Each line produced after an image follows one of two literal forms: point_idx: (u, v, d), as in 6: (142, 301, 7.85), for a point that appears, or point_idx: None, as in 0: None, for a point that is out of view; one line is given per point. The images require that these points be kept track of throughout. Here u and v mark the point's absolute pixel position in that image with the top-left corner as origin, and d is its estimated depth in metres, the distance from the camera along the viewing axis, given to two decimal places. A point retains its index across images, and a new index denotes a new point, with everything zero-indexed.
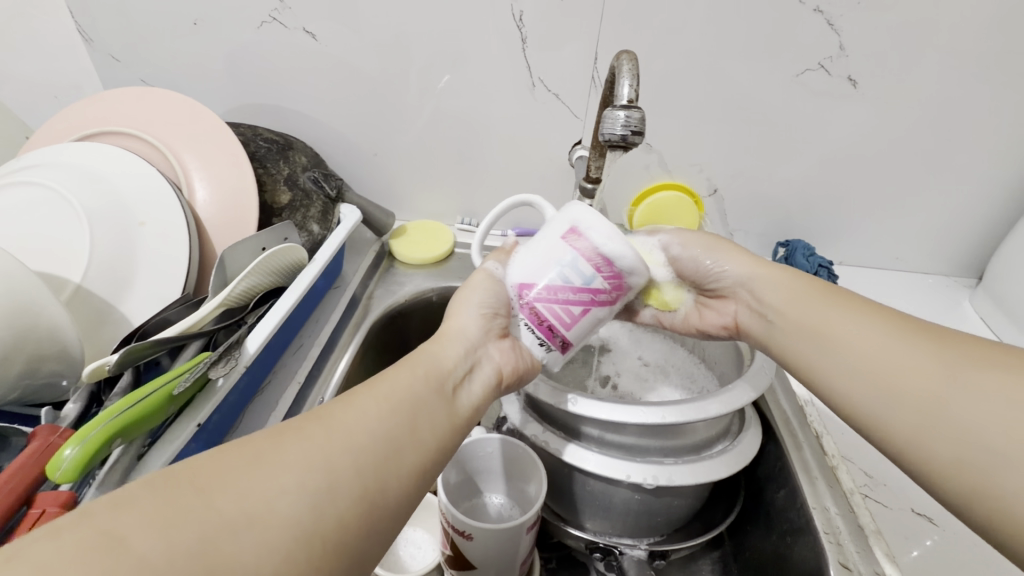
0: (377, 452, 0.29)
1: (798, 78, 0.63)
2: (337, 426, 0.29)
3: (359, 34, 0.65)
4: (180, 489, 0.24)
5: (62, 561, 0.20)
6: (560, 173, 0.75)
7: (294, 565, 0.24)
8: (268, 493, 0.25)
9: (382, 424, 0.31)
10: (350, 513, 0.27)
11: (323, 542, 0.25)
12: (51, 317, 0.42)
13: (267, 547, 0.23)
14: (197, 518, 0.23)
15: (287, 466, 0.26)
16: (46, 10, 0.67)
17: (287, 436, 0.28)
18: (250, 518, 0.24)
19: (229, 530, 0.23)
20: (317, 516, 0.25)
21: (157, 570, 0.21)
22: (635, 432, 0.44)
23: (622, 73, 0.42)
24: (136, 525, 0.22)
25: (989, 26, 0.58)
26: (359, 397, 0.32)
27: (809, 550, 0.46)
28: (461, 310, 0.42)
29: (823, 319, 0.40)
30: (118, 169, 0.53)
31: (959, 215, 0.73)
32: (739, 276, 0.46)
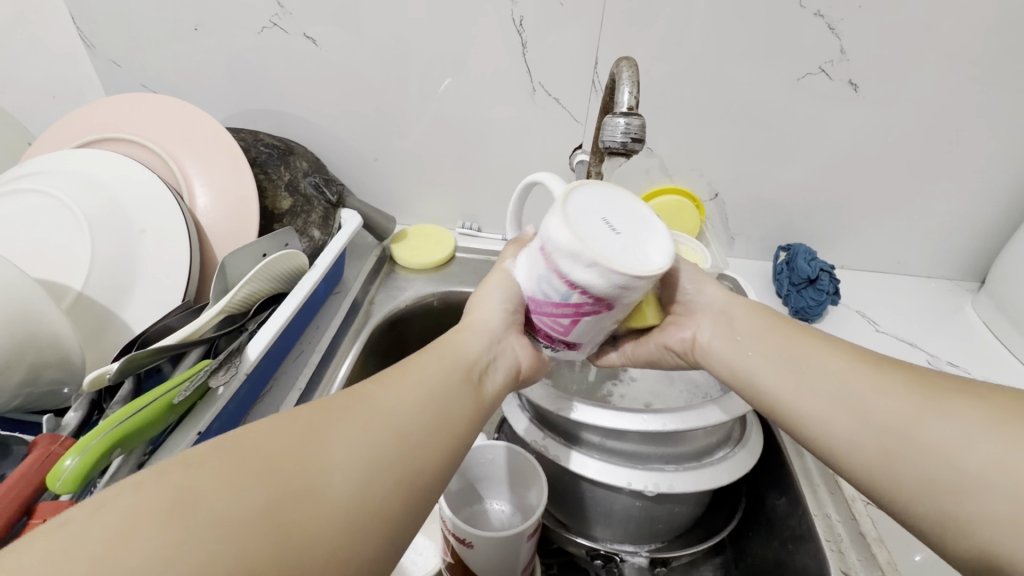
0: (416, 433, 0.30)
1: (799, 82, 0.63)
2: (380, 405, 0.30)
3: (360, 40, 0.65)
4: (243, 452, 0.25)
5: (140, 511, 0.22)
6: (561, 178, 0.75)
7: (342, 535, 0.25)
8: (318, 468, 0.26)
9: (424, 407, 0.32)
10: (391, 492, 0.28)
11: (366, 517, 0.26)
12: (51, 325, 0.42)
13: (320, 518, 0.25)
14: (261, 482, 0.24)
15: (338, 444, 0.27)
16: (49, 16, 0.67)
17: (335, 412, 0.29)
18: (305, 495, 0.25)
19: (286, 499, 0.24)
20: (364, 494, 0.26)
21: (224, 528, 0.22)
22: (636, 440, 0.44)
23: (622, 79, 0.42)
24: (204, 486, 0.23)
25: (993, 30, 0.58)
26: (400, 380, 0.33)
27: (811, 556, 0.46)
28: (484, 300, 0.41)
29: (802, 351, 0.39)
30: (120, 175, 0.53)
31: (961, 219, 0.73)
32: (718, 302, 0.45)
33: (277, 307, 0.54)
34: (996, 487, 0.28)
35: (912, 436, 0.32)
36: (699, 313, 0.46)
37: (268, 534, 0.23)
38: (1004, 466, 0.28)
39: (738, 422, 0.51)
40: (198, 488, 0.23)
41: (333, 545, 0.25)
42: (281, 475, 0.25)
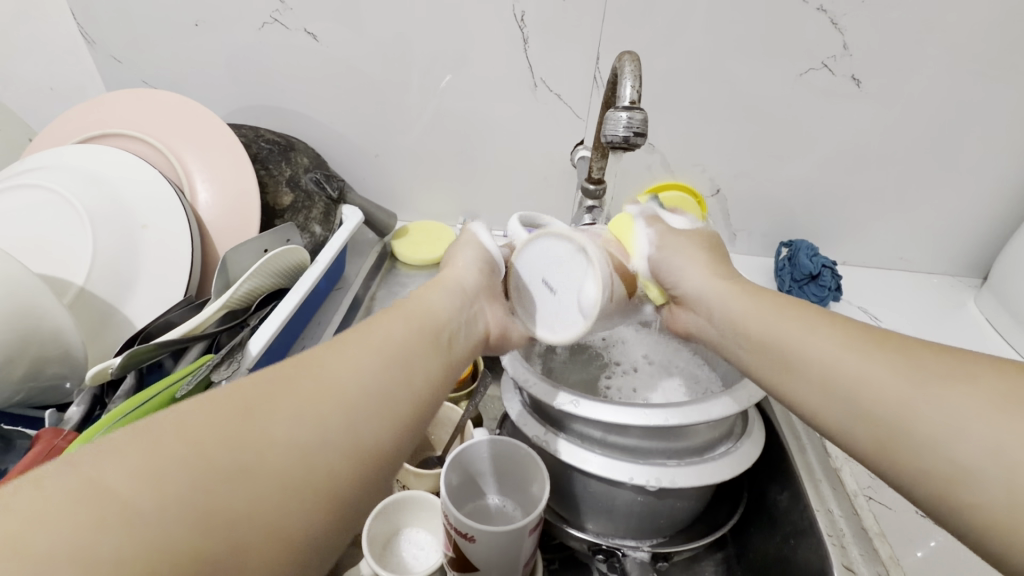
0: (365, 405, 0.28)
1: (801, 77, 0.63)
2: (325, 379, 0.27)
3: (362, 36, 0.65)
4: (168, 432, 0.22)
5: (39, 509, 0.19)
6: (562, 174, 0.75)
7: (289, 513, 0.23)
8: (258, 442, 0.23)
9: (378, 374, 0.29)
10: (344, 464, 0.25)
11: (316, 492, 0.24)
12: (54, 320, 0.42)
13: (261, 497, 0.22)
14: (190, 463, 0.22)
15: (278, 421, 0.25)
16: (50, 12, 0.67)
17: (273, 386, 0.26)
18: (241, 474, 0.22)
19: (220, 478, 0.22)
20: (307, 470, 0.24)
21: (145, 517, 0.20)
22: (638, 435, 0.44)
23: (625, 73, 0.42)
24: (119, 472, 0.20)
25: (997, 25, 0.57)
26: (351, 346, 0.30)
27: (812, 552, 0.46)
28: (459, 266, 0.46)
29: (784, 332, 0.36)
30: (121, 171, 0.53)
31: (964, 215, 0.73)
32: (697, 291, 0.43)
33: (278, 303, 0.54)
34: (993, 475, 0.24)
35: (903, 426, 0.28)
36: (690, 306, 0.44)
37: (202, 519, 0.21)
38: (1003, 456, 0.24)
39: (740, 417, 0.51)
40: (110, 475, 0.20)
41: (276, 525, 0.22)
42: (211, 456, 0.22)
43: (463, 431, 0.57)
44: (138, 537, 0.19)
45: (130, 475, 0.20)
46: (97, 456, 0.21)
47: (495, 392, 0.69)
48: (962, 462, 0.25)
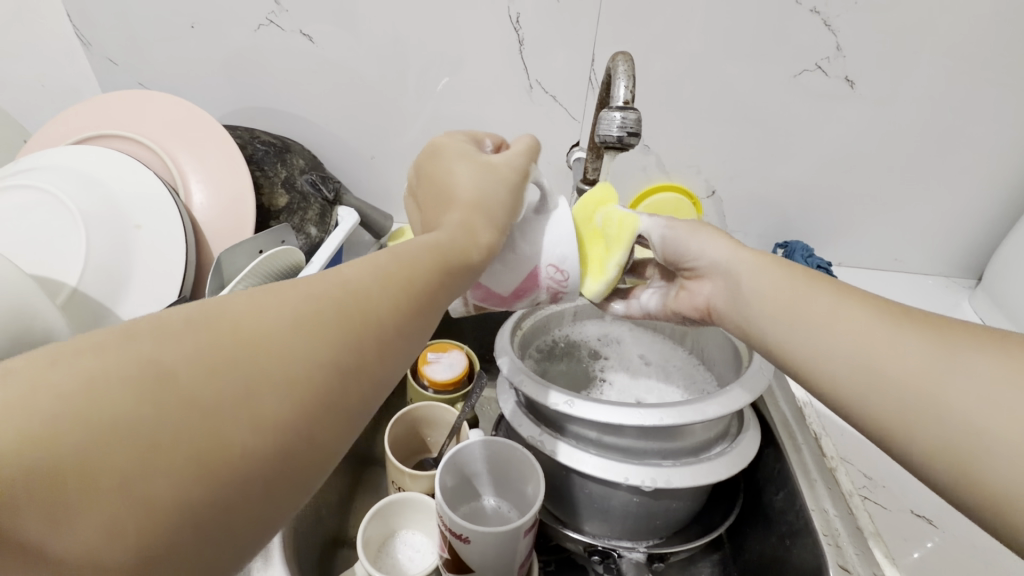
0: (404, 321, 0.25)
1: (796, 78, 0.63)
2: (364, 285, 0.24)
3: (358, 38, 0.65)
4: (213, 326, 0.20)
5: (89, 380, 0.17)
6: (558, 175, 0.75)
7: (321, 429, 0.21)
8: (301, 356, 0.21)
9: (417, 305, 0.25)
10: (370, 388, 0.23)
11: (345, 409, 0.22)
12: (45, 318, 0.42)
13: (298, 411, 0.20)
14: (234, 363, 0.19)
15: (319, 338, 0.21)
16: (46, 15, 0.67)
17: (316, 287, 0.23)
18: (282, 375, 0.20)
19: (265, 383, 0.20)
20: (343, 383, 0.22)
21: (191, 410, 0.18)
22: (634, 434, 0.44)
23: (618, 73, 0.42)
24: (171, 354, 0.18)
25: (988, 25, 0.58)
26: (398, 261, 0.26)
27: (808, 551, 0.45)
28: (470, 187, 0.32)
29: (809, 309, 0.33)
30: (115, 172, 0.53)
31: (959, 216, 0.73)
32: (717, 263, 0.40)
33: None
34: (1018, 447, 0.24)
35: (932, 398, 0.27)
36: (706, 277, 0.41)
37: (243, 421, 0.19)
38: None
39: (735, 417, 0.51)
40: (155, 357, 0.18)
41: (311, 436, 0.20)
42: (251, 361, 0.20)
43: (459, 432, 0.57)
44: (187, 421, 0.18)
45: (182, 356, 0.18)
46: (151, 331, 0.19)
47: (490, 393, 0.69)
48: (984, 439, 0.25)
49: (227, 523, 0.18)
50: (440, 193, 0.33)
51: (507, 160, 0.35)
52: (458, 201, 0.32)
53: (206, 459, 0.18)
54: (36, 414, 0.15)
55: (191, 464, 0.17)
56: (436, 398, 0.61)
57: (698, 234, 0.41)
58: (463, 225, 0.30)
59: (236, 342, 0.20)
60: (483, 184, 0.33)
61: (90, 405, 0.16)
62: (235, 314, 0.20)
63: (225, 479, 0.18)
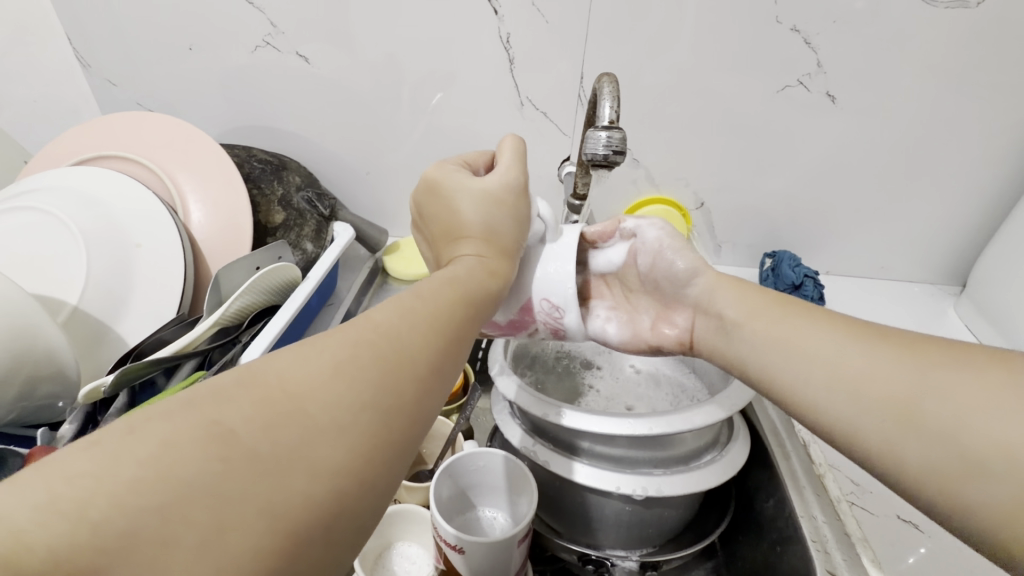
0: (436, 361, 0.26)
1: (780, 93, 0.65)
2: (396, 333, 0.25)
3: (354, 58, 0.67)
4: (266, 384, 0.21)
5: (170, 445, 0.18)
6: (550, 188, 0.76)
7: (373, 471, 0.22)
8: (348, 403, 0.22)
9: (446, 342, 0.27)
10: (412, 424, 0.24)
11: (391, 449, 0.23)
12: (47, 339, 0.43)
13: (352, 455, 0.21)
14: (289, 417, 0.21)
15: (362, 382, 0.23)
16: (47, 37, 0.68)
17: (352, 340, 0.24)
18: (332, 427, 0.21)
19: (319, 431, 0.21)
20: (388, 427, 0.23)
21: (260, 465, 0.19)
22: (625, 445, 0.45)
23: (603, 94, 0.44)
24: (234, 414, 0.20)
25: (962, 40, 0.60)
26: (422, 304, 0.27)
27: (798, 558, 0.46)
28: (476, 223, 0.35)
29: (783, 333, 0.35)
30: (114, 192, 0.54)
31: (942, 225, 0.75)
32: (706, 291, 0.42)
33: (269, 319, 0.55)
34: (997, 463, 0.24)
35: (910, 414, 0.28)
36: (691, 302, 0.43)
37: (304, 468, 0.20)
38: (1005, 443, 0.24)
39: (725, 425, 0.51)
40: (221, 420, 0.20)
41: (364, 478, 0.22)
42: (306, 411, 0.21)
43: (455, 443, 0.58)
44: (254, 475, 0.19)
45: (244, 416, 0.20)
46: (213, 395, 0.20)
47: (485, 405, 0.70)
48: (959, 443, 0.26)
49: (300, 569, 0.20)
50: (448, 227, 0.36)
51: (501, 177, 0.37)
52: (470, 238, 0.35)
53: (274, 513, 0.19)
54: (122, 479, 0.17)
55: (261, 521, 0.19)
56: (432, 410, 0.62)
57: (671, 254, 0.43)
58: (475, 261, 0.33)
59: (287, 398, 0.21)
60: (491, 219, 0.35)
61: (168, 468, 0.18)
62: (280, 370, 0.22)
63: (292, 530, 0.19)
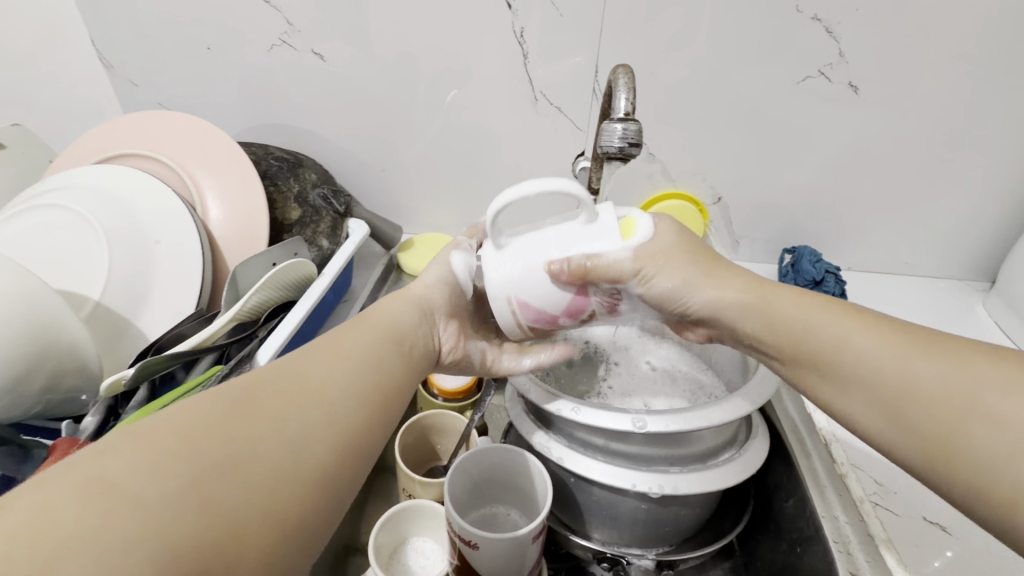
0: (342, 399, 0.33)
1: (800, 84, 0.64)
2: (305, 379, 0.33)
3: (368, 54, 0.67)
4: (170, 432, 0.26)
5: (74, 490, 0.22)
6: (564, 185, 0.76)
7: (278, 498, 0.27)
8: (253, 440, 0.28)
9: (347, 383, 0.34)
10: (321, 457, 0.30)
11: (299, 478, 0.28)
12: (71, 333, 0.44)
13: (255, 482, 0.26)
14: (193, 455, 0.25)
15: (264, 421, 0.29)
16: (73, 40, 0.70)
17: (262, 389, 0.31)
18: (246, 453, 0.27)
19: (221, 466, 0.26)
20: (295, 460, 0.29)
21: (162, 493, 0.23)
22: (641, 441, 0.44)
23: (619, 86, 0.43)
24: (135, 458, 0.24)
25: (992, 26, 0.58)
26: (327, 356, 0.35)
27: (818, 559, 0.45)
28: (424, 276, 0.48)
29: (819, 335, 0.35)
30: (134, 188, 0.55)
31: (971, 218, 0.72)
32: (709, 308, 0.39)
33: (285, 315, 0.55)
34: None
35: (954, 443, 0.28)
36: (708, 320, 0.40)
37: (208, 497, 0.24)
38: None
39: (743, 423, 0.51)
40: (119, 467, 0.23)
41: (267, 504, 0.26)
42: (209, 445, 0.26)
43: (469, 439, 0.58)
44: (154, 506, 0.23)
45: (146, 459, 0.24)
46: (114, 447, 0.24)
47: (498, 401, 0.70)
48: (1000, 439, 0.27)
49: None
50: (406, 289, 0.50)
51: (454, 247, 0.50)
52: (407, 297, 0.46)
53: (176, 538, 0.22)
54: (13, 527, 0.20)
55: (182, 518, 0.23)
56: (446, 406, 0.62)
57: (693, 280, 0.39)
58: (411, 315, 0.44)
59: (189, 439, 0.26)
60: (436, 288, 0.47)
61: (68, 508, 0.21)
62: (179, 419, 0.27)
63: (208, 528, 0.24)
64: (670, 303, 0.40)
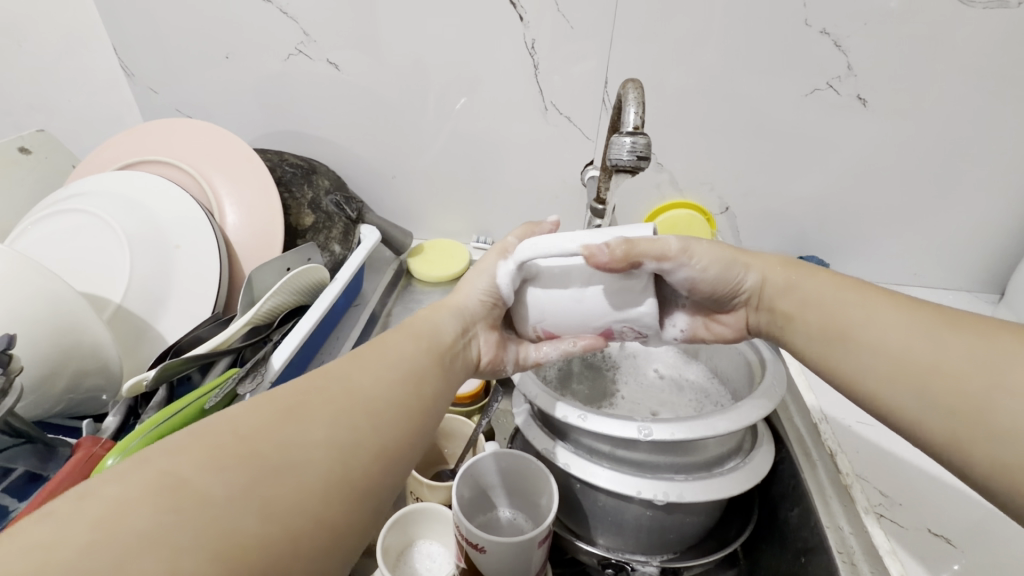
0: (388, 403, 0.33)
1: (808, 96, 0.64)
2: (350, 383, 0.32)
3: (381, 64, 0.68)
4: (220, 437, 0.26)
5: (128, 496, 0.22)
6: (572, 193, 0.76)
7: (327, 504, 0.27)
8: (301, 446, 0.28)
9: (392, 388, 0.34)
10: (367, 466, 0.29)
11: (347, 486, 0.28)
12: (94, 335, 0.45)
13: (304, 487, 0.26)
14: (242, 461, 0.26)
15: (312, 425, 0.29)
16: (95, 48, 0.72)
17: (311, 392, 0.31)
18: (295, 458, 0.27)
19: (270, 472, 0.26)
20: (344, 467, 0.28)
21: (213, 502, 0.24)
22: (647, 449, 0.45)
23: (628, 101, 0.44)
24: (186, 466, 0.24)
25: (1000, 42, 0.58)
26: (371, 360, 0.35)
27: (823, 569, 0.46)
28: (469, 286, 0.46)
29: (844, 316, 0.37)
30: (155, 194, 0.56)
31: (980, 230, 0.72)
32: (755, 287, 0.42)
33: (299, 319, 0.56)
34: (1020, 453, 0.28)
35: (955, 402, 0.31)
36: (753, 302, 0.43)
37: (258, 506, 0.24)
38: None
39: (748, 432, 0.51)
40: (173, 473, 0.24)
41: (316, 511, 0.26)
42: (257, 451, 0.26)
43: (475, 444, 0.58)
44: (205, 515, 0.23)
45: (197, 466, 0.25)
46: (167, 454, 0.25)
47: (506, 406, 0.71)
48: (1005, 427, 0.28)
49: None
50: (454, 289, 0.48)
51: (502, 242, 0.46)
52: (453, 306, 0.45)
53: (227, 548, 0.22)
54: (74, 531, 0.21)
55: (233, 528, 0.23)
56: (453, 410, 0.63)
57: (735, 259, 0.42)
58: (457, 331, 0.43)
59: (239, 444, 0.26)
60: (478, 301, 0.45)
61: (125, 514, 0.22)
62: (230, 422, 0.27)
63: (258, 537, 0.24)
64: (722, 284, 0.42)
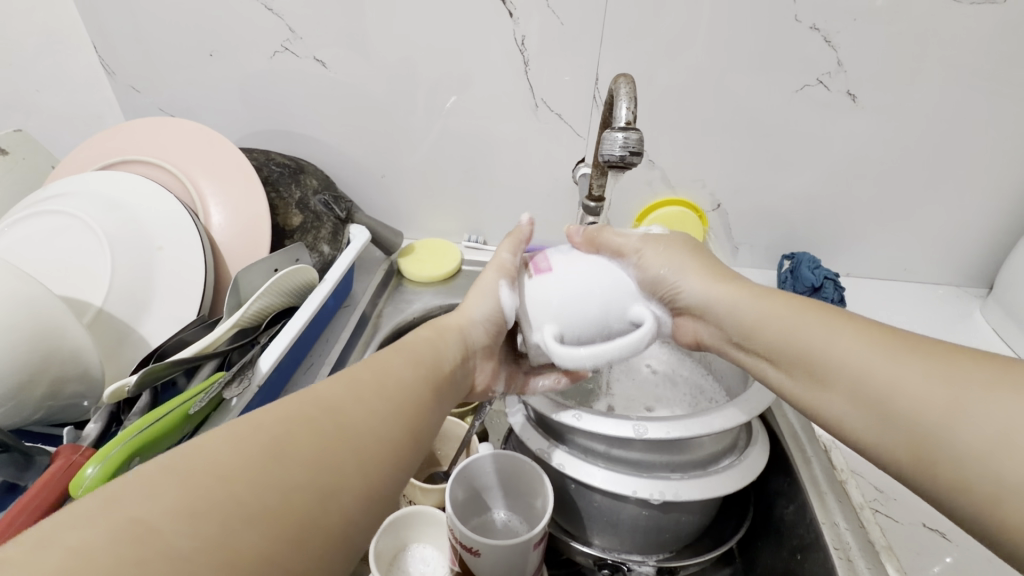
0: (376, 441, 0.32)
1: (799, 93, 0.64)
2: (341, 416, 0.32)
3: (370, 61, 0.67)
4: (195, 476, 0.25)
5: (90, 544, 0.21)
6: (564, 191, 0.76)
7: (301, 553, 0.26)
8: (279, 487, 0.27)
9: (382, 423, 0.33)
10: (348, 511, 0.29)
11: (324, 533, 0.27)
12: (73, 339, 0.44)
13: (276, 535, 0.25)
14: (215, 502, 0.25)
15: (294, 465, 0.28)
16: (74, 45, 0.70)
17: (298, 422, 0.30)
18: (271, 502, 0.26)
19: (243, 517, 0.25)
20: (323, 511, 0.27)
21: (181, 552, 0.22)
22: (642, 448, 0.44)
23: (620, 95, 0.43)
24: (156, 508, 0.23)
25: (988, 37, 0.59)
26: (365, 390, 0.34)
27: (820, 566, 0.45)
28: (473, 307, 0.48)
29: (810, 345, 0.36)
30: (137, 195, 0.55)
31: (968, 225, 0.73)
32: (700, 299, 0.44)
33: (287, 321, 0.56)
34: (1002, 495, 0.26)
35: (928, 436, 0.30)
36: (699, 314, 0.44)
37: (227, 556, 0.23)
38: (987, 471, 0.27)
39: (743, 429, 0.51)
40: (144, 514, 0.23)
41: (288, 559, 0.25)
42: (232, 493, 0.25)
43: (469, 445, 0.58)
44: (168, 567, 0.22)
45: (165, 506, 0.24)
46: (135, 491, 0.24)
47: (500, 406, 0.70)
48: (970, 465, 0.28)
49: None
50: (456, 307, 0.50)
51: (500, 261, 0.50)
52: (452, 327, 0.47)
53: None
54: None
55: None
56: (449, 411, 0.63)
57: (687, 269, 0.45)
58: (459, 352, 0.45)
59: (214, 483, 0.25)
60: (480, 326, 0.48)
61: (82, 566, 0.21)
62: (208, 458, 0.26)
63: None
64: (662, 285, 0.44)
